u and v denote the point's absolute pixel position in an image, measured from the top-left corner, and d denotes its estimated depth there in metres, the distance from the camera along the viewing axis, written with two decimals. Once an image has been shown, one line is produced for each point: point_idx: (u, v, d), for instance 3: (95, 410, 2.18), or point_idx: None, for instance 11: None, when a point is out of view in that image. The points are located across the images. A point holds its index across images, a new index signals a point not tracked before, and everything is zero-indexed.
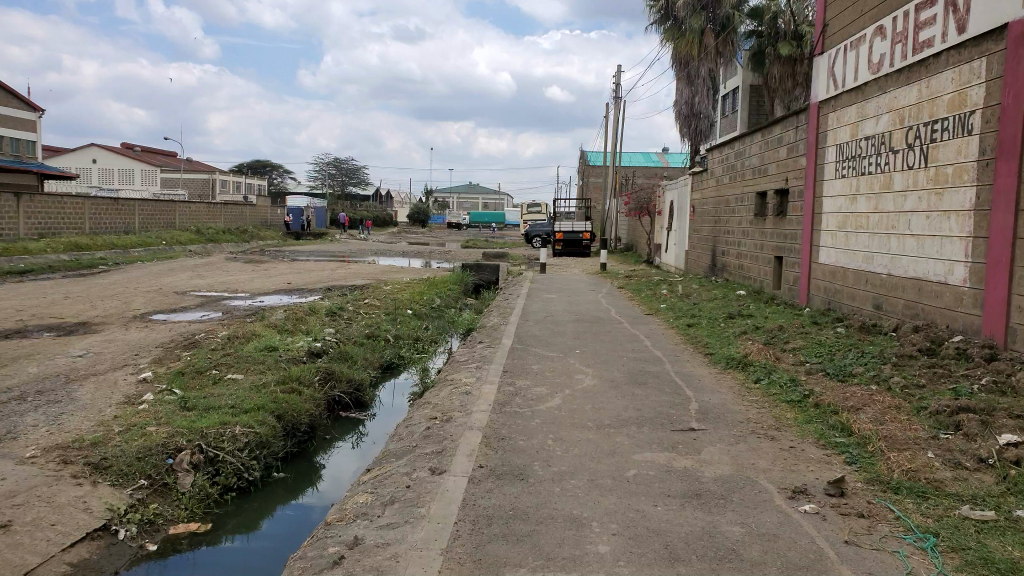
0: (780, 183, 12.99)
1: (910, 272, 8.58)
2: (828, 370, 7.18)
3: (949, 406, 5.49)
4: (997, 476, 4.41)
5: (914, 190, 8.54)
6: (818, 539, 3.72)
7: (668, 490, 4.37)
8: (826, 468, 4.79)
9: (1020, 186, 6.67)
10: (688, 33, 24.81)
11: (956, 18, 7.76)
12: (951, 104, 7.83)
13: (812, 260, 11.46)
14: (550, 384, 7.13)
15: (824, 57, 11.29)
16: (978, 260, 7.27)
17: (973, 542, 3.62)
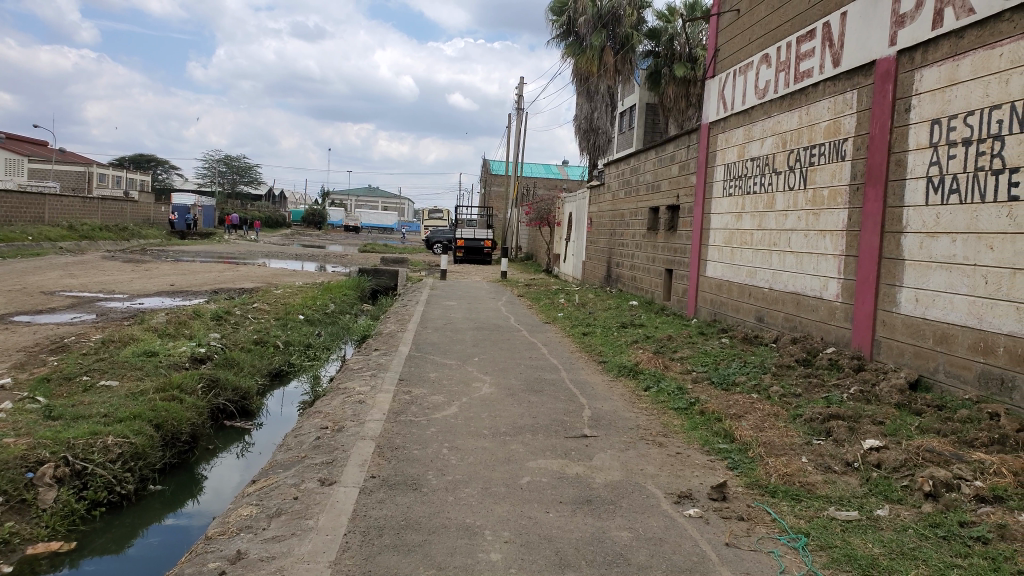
0: (672, 199, 13.49)
1: (789, 286, 9.07)
2: (713, 379, 7.49)
3: (822, 413, 5.84)
4: (861, 479, 4.72)
5: (794, 210, 9.05)
6: (701, 542, 3.86)
7: (560, 496, 4.43)
8: (710, 473, 4.99)
9: (885, 210, 7.20)
10: (589, 51, 25.43)
11: (832, 51, 8.30)
12: (827, 131, 8.35)
13: (700, 274, 11.96)
14: (446, 392, 7.10)
15: (715, 80, 11.82)
16: (849, 277, 7.78)
17: (839, 541, 3.86)
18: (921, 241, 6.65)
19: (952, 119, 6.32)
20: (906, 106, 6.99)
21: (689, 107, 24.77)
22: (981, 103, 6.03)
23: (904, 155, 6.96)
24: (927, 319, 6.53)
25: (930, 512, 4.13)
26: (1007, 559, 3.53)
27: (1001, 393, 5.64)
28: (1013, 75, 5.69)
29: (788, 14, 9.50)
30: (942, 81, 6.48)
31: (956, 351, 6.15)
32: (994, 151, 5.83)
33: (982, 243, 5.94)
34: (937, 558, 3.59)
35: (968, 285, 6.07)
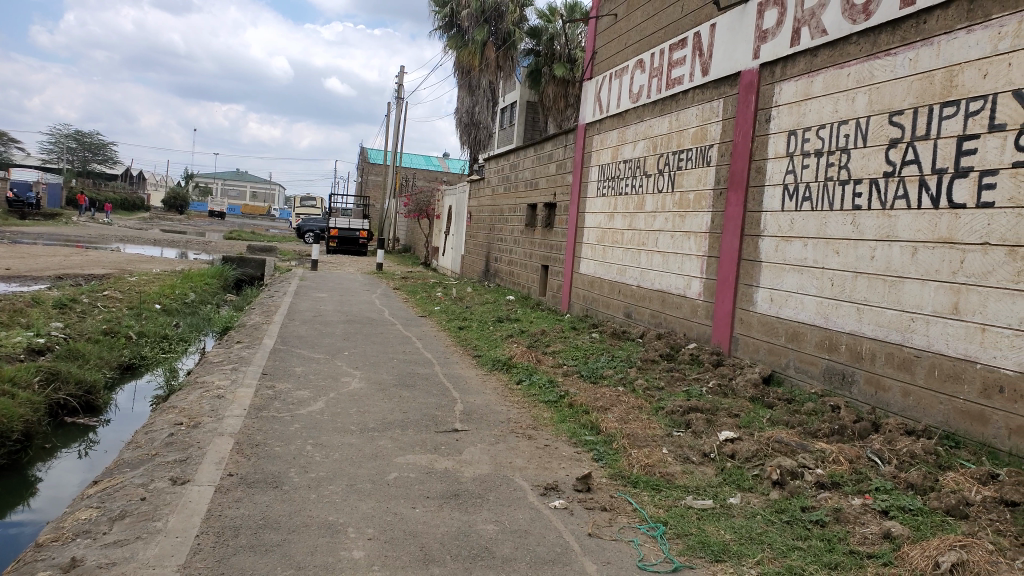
0: (549, 197, 13.73)
1: (656, 284, 9.46)
2: (582, 372, 7.70)
3: (682, 406, 6.13)
4: (716, 468, 5.00)
5: (663, 211, 9.44)
6: (565, 533, 3.96)
7: (427, 491, 4.42)
8: (576, 465, 5.13)
9: (745, 215, 7.64)
10: (471, 44, 25.69)
11: (701, 60, 8.71)
12: (694, 137, 8.77)
13: (574, 270, 12.25)
14: (313, 387, 6.90)
15: (592, 82, 12.12)
16: (710, 277, 8.20)
17: (694, 529, 4.08)
18: (776, 245, 7.11)
19: (807, 131, 6.79)
20: (766, 117, 7.44)
21: (568, 107, 25.25)
22: (831, 118, 6.50)
23: (763, 163, 7.41)
24: (780, 318, 6.99)
25: (776, 499, 4.43)
26: (841, 540, 3.86)
27: (842, 387, 6.14)
28: (859, 94, 6.18)
29: (661, 22, 9.89)
30: (798, 96, 6.95)
31: (805, 348, 6.63)
32: (842, 163, 6.31)
33: (829, 247, 6.42)
34: (781, 542, 3.87)
35: (816, 287, 6.54)
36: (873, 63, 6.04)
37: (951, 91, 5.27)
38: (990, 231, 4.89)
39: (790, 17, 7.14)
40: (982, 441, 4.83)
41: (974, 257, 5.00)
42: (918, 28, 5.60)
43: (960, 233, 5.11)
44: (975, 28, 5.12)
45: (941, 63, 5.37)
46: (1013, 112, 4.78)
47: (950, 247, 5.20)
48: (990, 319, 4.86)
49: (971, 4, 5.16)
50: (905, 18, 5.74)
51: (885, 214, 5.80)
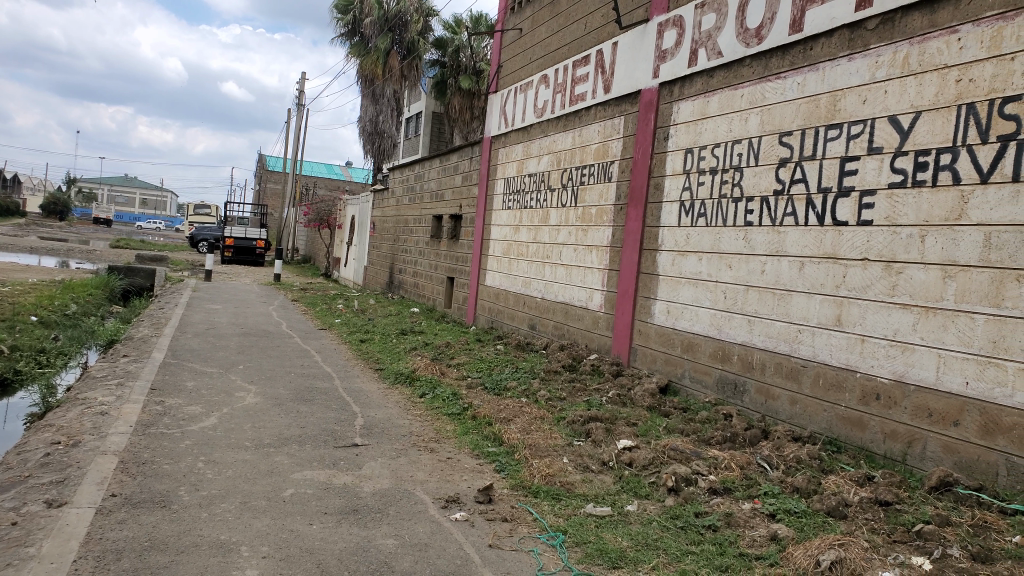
0: (454, 208, 13.75)
1: (559, 297, 9.63)
2: (486, 384, 7.73)
3: (583, 416, 6.24)
4: (615, 476, 5.13)
5: (566, 225, 9.63)
6: (465, 545, 3.97)
7: (325, 507, 4.34)
8: (478, 477, 5.15)
9: (644, 230, 7.89)
10: (374, 53, 25.45)
11: (604, 77, 8.95)
12: (596, 153, 9.01)
13: (479, 282, 12.31)
14: (205, 402, 6.63)
15: (498, 95, 12.24)
16: (611, 289, 8.42)
17: (592, 537, 4.17)
18: (673, 259, 7.38)
19: (703, 150, 7.10)
20: (664, 135, 7.73)
21: (473, 118, 25.43)
22: (725, 137, 6.82)
23: (662, 179, 7.69)
24: (677, 329, 7.25)
25: (671, 505, 4.59)
26: (732, 543, 4.04)
27: (734, 396, 6.43)
28: (752, 115, 6.52)
29: (565, 38, 10.11)
30: (694, 115, 7.26)
31: (699, 358, 6.90)
32: (735, 181, 6.64)
33: (722, 262, 6.72)
34: (676, 547, 4.02)
35: (710, 299, 6.83)
36: (764, 85, 6.39)
37: (834, 115, 5.65)
38: (869, 248, 5.26)
39: (688, 39, 7.46)
40: (861, 445, 5.20)
41: (855, 273, 5.35)
42: (805, 54, 5.97)
43: (843, 249, 5.47)
44: (856, 56, 5.50)
45: (825, 88, 5.74)
46: (889, 136, 5.17)
47: (834, 262, 5.55)
48: (868, 330, 5.22)
49: (852, 34, 5.55)
50: (793, 43, 6.10)
51: (774, 231, 6.14)
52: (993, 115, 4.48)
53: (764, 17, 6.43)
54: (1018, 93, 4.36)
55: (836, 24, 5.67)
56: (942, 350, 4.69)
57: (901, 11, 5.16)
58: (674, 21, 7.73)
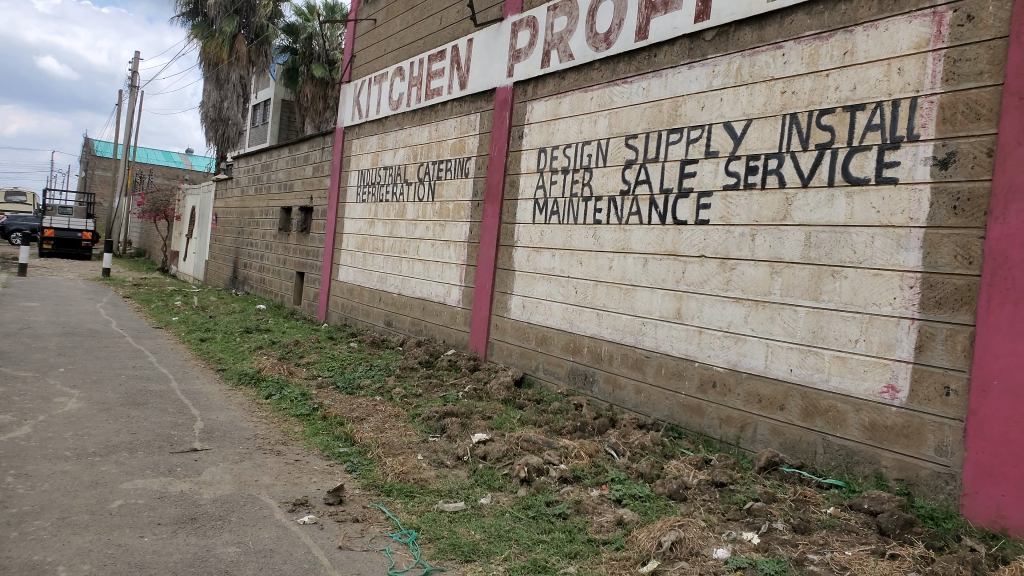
0: (305, 200, 13.29)
1: (416, 292, 9.56)
2: (338, 383, 7.53)
3: (437, 412, 6.22)
4: (469, 470, 5.14)
5: (423, 219, 9.57)
6: (313, 548, 3.85)
7: (158, 517, 4.06)
8: (328, 478, 5.00)
9: (500, 226, 7.98)
10: (218, 35, 24.14)
11: (460, 73, 8.95)
12: (453, 148, 9.01)
13: (332, 277, 11.99)
14: (17, 411, 6.01)
15: (351, 85, 11.94)
16: (468, 285, 8.46)
17: (446, 532, 4.17)
18: (528, 255, 7.52)
19: (555, 149, 7.27)
20: (519, 133, 7.85)
21: (326, 108, 24.63)
22: (576, 137, 7.02)
23: (516, 176, 7.81)
24: (531, 323, 7.39)
25: (523, 496, 4.67)
26: (580, 530, 4.18)
27: (584, 387, 6.64)
28: (601, 117, 6.74)
29: (420, 32, 10.01)
30: (547, 115, 7.42)
31: (552, 351, 7.08)
32: (585, 180, 6.85)
33: (574, 258, 6.91)
34: (527, 536, 4.10)
35: (563, 294, 7.02)
36: (612, 89, 6.62)
37: (675, 120, 5.95)
38: (706, 245, 5.59)
39: (541, 39, 7.59)
40: (699, 431, 5.52)
41: (694, 269, 5.67)
42: (650, 61, 6.24)
43: (682, 247, 5.78)
44: (695, 65, 5.82)
45: (668, 93, 6.03)
46: (724, 141, 5.51)
47: (674, 258, 5.85)
48: (705, 322, 5.55)
49: (692, 43, 5.86)
50: (639, 50, 6.36)
51: (621, 228, 6.39)
52: (813, 125, 4.90)
53: (612, 22, 6.65)
54: (834, 106, 4.79)
55: (678, 33, 5.96)
56: (769, 340, 5.08)
57: (735, 25, 5.51)
58: (528, 21, 7.84)
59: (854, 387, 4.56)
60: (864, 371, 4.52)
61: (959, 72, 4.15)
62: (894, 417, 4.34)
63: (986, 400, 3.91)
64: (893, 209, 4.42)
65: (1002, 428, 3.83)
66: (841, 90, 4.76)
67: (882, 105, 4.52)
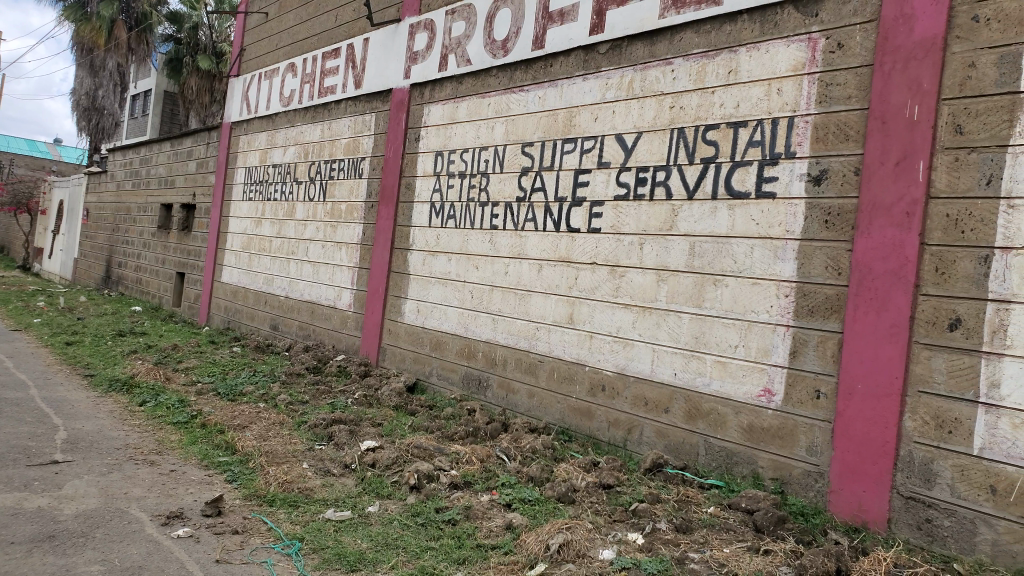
0: (187, 197, 12.68)
1: (305, 295, 9.30)
2: (218, 389, 7.20)
3: (325, 419, 6.05)
4: (356, 478, 5.02)
5: (314, 220, 9.32)
6: (187, 563, 3.66)
7: (11, 536, 3.75)
8: (206, 489, 4.77)
9: (395, 229, 7.88)
10: (94, 19, 22.51)
11: (355, 73, 8.78)
12: (346, 148, 8.83)
13: (215, 278, 11.49)
14: None
15: (239, 79, 11.51)
16: (360, 288, 8.30)
17: (331, 541, 4.06)
18: (423, 258, 7.45)
19: (452, 153, 7.25)
20: (415, 135, 7.78)
21: (212, 102, 23.55)
22: (472, 142, 7.03)
23: (412, 179, 7.73)
24: (425, 328, 7.33)
25: (412, 503, 4.61)
26: (470, 535, 4.17)
27: (477, 391, 6.64)
28: (497, 123, 6.77)
29: (314, 29, 9.76)
30: (444, 119, 7.39)
31: (446, 356, 7.04)
32: (481, 185, 6.86)
33: (469, 263, 6.91)
34: (415, 544, 4.05)
35: (458, 299, 7.00)
36: (509, 95, 6.67)
37: (570, 129, 6.05)
38: (597, 253, 5.71)
39: (438, 43, 7.54)
40: (589, 434, 5.62)
41: (585, 275, 5.79)
42: (546, 70, 6.33)
43: (575, 254, 5.88)
44: (589, 76, 5.95)
45: (563, 103, 6.13)
46: (615, 152, 5.65)
47: (567, 265, 5.95)
48: (596, 328, 5.67)
49: (586, 55, 5.98)
50: (536, 59, 6.43)
51: (516, 234, 6.44)
52: (698, 139, 5.10)
53: (509, 30, 6.69)
54: (718, 121, 5.00)
55: (573, 45, 6.07)
56: (655, 345, 5.24)
57: (628, 39, 5.66)
58: (426, 24, 7.78)
59: (734, 391, 4.76)
60: (743, 375, 4.73)
61: (830, 95, 4.42)
62: (769, 420, 4.57)
63: (851, 403, 4.17)
64: (771, 221, 4.65)
65: (865, 428, 4.11)
66: (725, 107, 4.98)
67: (761, 123, 4.76)
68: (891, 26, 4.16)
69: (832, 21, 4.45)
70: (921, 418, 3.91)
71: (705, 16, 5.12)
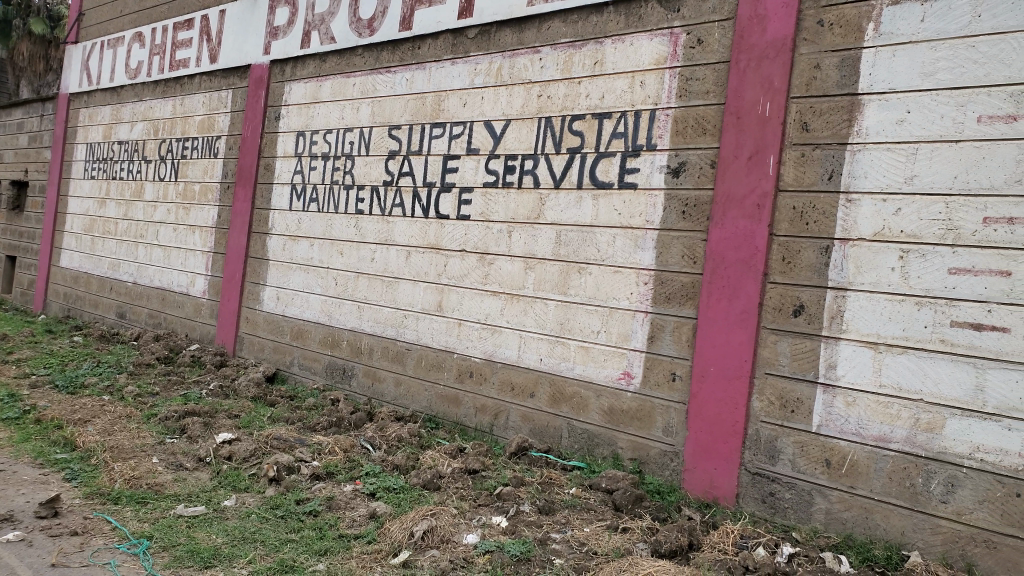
0: (18, 174, 11.64)
1: (155, 281, 8.79)
2: (56, 382, 6.66)
3: (177, 411, 5.72)
4: (212, 472, 4.79)
5: (164, 202, 8.81)
6: (18, 570, 3.37)
7: None
8: (40, 488, 4.41)
9: (253, 212, 7.57)
10: None
11: (210, 46, 8.32)
12: (200, 126, 8.39)
13: (53, 263, 10.64)
14: None
15: (78, 47, 10.65)
16: (215, 274, 7.92)
17: (183, 538, 3.86)
18: (283, 244, 7.20)
19: (314, 134, 7.04)
20: (275, 114, 7.49)
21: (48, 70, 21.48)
22: (337, 123, 6.84)
23: (271, 160, 7.45)
24: (286, 316, 7.09)
25: (271, 495, 4.45)
26: (332, 526, 4.08)
27: (342, 381, 6.51)
28: (363, 105, 6.62)
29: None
30: (306, 98, 7.15)
31: (308, 345, 6.85)
32: (346, 168, 6.70)
33: (333, 248, 6.74)
34: (274, 537, 3.92)
35: (321, 286, 6.81)
36: (375, 76, 6.53)
37: (438, 114, 6.01)
38: (466, 240, 5.71)
39: (300, 18, 7.26)
40: (455, 420, 5.63)
41: (454, 262, 5.78)
42: (413, 52, 6.24)
43: (444, 240, 5.86)
44: (458, 60, 5.92)
45: (431, 87, 6.08)
46: (484, 139, 5.67)
47: (435, 252, 5.92)
48: (464, 315, 5.68)
49: (455, 39, 5.94)
50: (403, 40, 6.32)
51: (383, 220, 6.33)
52: (565, 129, 5.19)
53: (375, 9, 6.53)
54: (584, 112, 5.11)
55: (442, 28, 6.00)
56: (522, 331, 5.31)
57: (496, 25, 5.67)
58: None
59: (596, 374, 4.91)
60: (605, 359, 4.87)
61: (690, 89, 4.61)
62: (629, 402, 4.74)
63: (704, 385, 4.39)
64: (632, 211, 4.81)
65: (718, 409, 4.33)
66: (591, 98, 5.09)
67: (625, 115, 4.90)
68: (746, 26, 4.37)
69: (692, 17, 4.64)
70: (767, 398, 4.18)
71: (571, 5, 5.20)
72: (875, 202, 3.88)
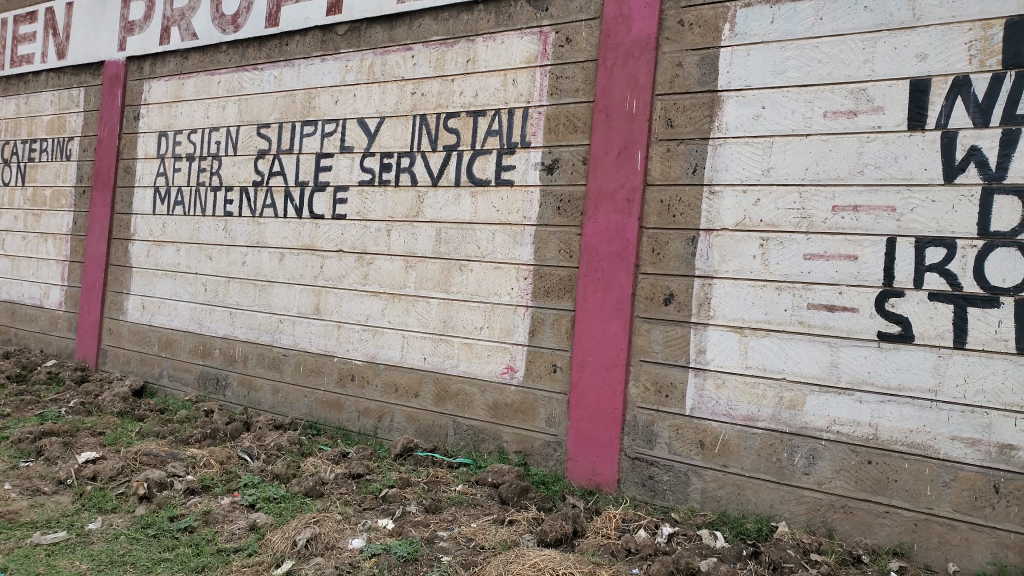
0: None
1: (4, 294, 8.16)
2: None
3: (33, 432, 5.32)
4: (74, 495, 4.49)
5: (11, 208, 8.20)
6: None
7: None
8: None
9: (113, 217, 7.16)
10: None
11: (57, 41, 7.78)
12: (50, 126, 7.86)
13: None
14: None
15: None
16: (73, 284, 7.44)
17: (42, 567, 3.60)
18: (148, 249, 6.85)
19: (178, 134, 6.74)
20: (134, 114, 7.11)
21: None
22: (202, 123, 6.57)
23: (132, 162, 7.07)
24: (153, 326, 6.75)
25: (142, 514, 4.23)
26: (208, 541, 3.92)
27: (216, 391, 6.26)
28: (229, 103, 6.39)
29: None
30: (168, 96, 6.82)
31: (179, 355, 6.55)
32: (214, 169, 6.44)
33: (202, 253, 6.47)
34: (145, 558, 3.73)
35: (190, 292, 6.53)
36: (242, 74, 6.31)
37: (309, 112, 5.88)
38: (343, 240, 5.61)
39: (157, 13, 6.92)
40: (339, 425, 5.53)
41: (331, 263, 5.67)
42: (281, 49, 6.07)
43: (320, 241, 5.73)
44: (328, 57, 5.81)
45: (301, 84, 5.94)
46: (358, 137, 5.59)
47: (311, 253, 5.79)
48: (344, 317, 5.58)
49: (325, 36, 5.82)
50: (270, 37, 6.14)
51: (255, 222, 6.12)
52: (440, 127, 5.20)
53: (239, 4, 6.31)
54: (459, 110, 5.13)
55: (310, 24, 5.87)
56: (404, 331, 5.28)
57: (366, 22, 5.60)
58: None
59: (480, 370, 4.94)
60: (488, 355, 4.91)
61: (560, 87, 4.71)
62: (512, 396, 4.80)
63: (583, 375, 4.50)
64: (509, 208, 4.87)
65: (597, 397, 4.45)
66: (464, 96, 5.12)
67: (498, 113, 4.96)
68: (611, 25, 4.51)
69: (559, 17, 4.74)
70: (643, 384, 4.33)
71: (440, 3, 5.20)
72: (736, 194, 4.10)
